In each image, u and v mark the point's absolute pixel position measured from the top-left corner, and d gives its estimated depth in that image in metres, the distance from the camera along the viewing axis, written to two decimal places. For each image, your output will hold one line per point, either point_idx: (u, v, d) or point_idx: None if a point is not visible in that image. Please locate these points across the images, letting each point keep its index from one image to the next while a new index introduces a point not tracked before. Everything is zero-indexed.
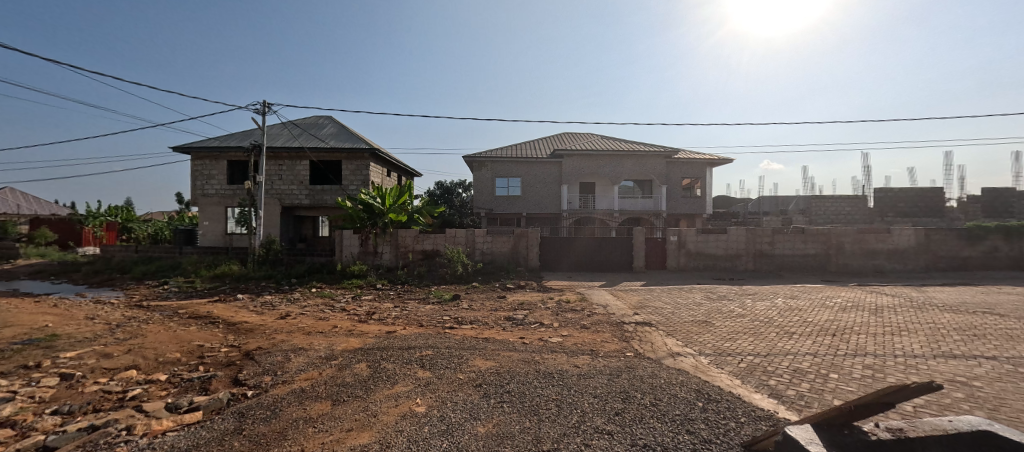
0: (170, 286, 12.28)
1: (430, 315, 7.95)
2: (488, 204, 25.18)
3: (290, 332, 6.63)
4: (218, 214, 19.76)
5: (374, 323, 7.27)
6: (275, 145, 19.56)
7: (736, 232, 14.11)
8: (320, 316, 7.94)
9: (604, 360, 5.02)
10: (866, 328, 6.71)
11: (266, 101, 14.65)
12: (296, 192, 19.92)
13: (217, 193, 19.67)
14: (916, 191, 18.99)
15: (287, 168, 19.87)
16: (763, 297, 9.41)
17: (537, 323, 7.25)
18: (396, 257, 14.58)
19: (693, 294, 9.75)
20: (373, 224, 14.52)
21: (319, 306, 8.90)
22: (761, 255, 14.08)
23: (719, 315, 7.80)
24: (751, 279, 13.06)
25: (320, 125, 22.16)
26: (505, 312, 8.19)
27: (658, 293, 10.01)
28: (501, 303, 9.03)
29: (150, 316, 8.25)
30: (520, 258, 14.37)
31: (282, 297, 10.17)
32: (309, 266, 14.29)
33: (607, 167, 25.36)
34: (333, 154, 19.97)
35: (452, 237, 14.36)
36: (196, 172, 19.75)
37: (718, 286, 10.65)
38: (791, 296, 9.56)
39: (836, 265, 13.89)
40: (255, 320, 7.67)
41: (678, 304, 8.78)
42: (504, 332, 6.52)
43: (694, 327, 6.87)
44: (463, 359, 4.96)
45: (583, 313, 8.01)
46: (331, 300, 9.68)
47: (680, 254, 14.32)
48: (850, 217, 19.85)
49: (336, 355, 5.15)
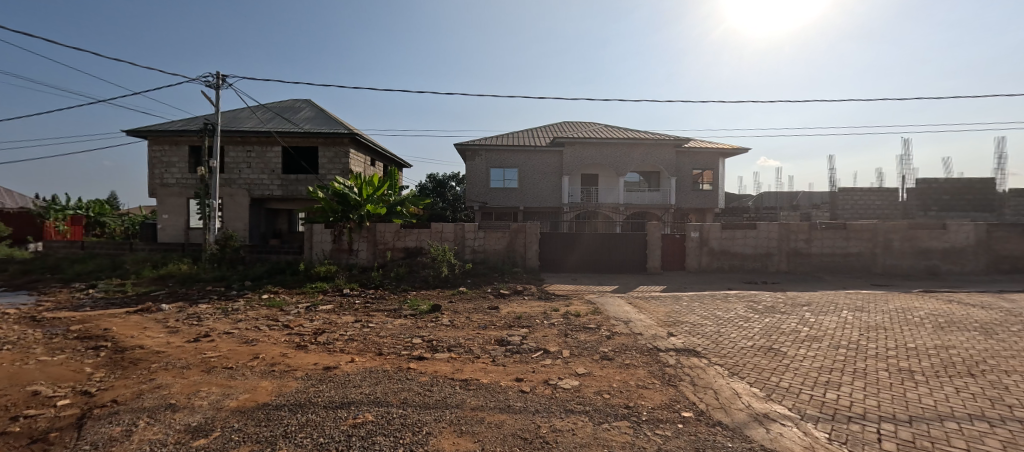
0: (96, 291, 10.20)
1: (396, 336, 5.93)
2: (482, 197, 23.13)
3: (184, 367, 4.59)
4: (178, 207, 17.60)
5: (314, 350, 5.24)
6: (243, 129, 17.47)
7: (767, 228, 12.17)
8: (248, 337, 5.91)
9: (657, 436, 3.02)
10: (1008, 361, 4.73)
11: (220, 72, 12.57)
12: (267, 182, 17.86)
13: (178, 183, 17.56)
14: (963, 181, 17.14)
15: (256, 155, 17.79)
16: (824, 310, 7.44)
17: (540, 350, 5.26)
18: (373, 256, 12.60)
19: (733, 306, 7.78)
20: (346, 218, 12.60)
21: (255, 321, 6.85)
22: (796, 255, 12.16)
23: (785, 336, 5.80)
24: (790, 284, 11.09)
25: (296, 108, 20.05)
26: (497, 331, 6.18)
27: (688, 304, 8.03)
28: (493, 317, 7.02)
29: (23, 336, 6.19)
30: (516, 257, 12.40)
31: (219, 307, 8.11)
32: (272, 266, 12.23)
33: (612, 157, 23.32)
34: (307, 140, 17.88)
35: (437, 233, 12.41)
36: (153, 159, 17.61)
37: (758, 294, 8.72)
38: (858, 308, 7.60)
39: (882, 267, 12.02)
40: (155, 345, 5.64)
41: (720, 320, 6.81)
42: (494, 369, 4.51)
43: (761, 358, 4.86)
44: (421, 436, 2.95)
45: (599, 334, 5.99)
46: (278, 312, 7.65)
47: (701, 252, 12.37)
48: (882, 212, 18.04)
49: (213, 426, 3.12)
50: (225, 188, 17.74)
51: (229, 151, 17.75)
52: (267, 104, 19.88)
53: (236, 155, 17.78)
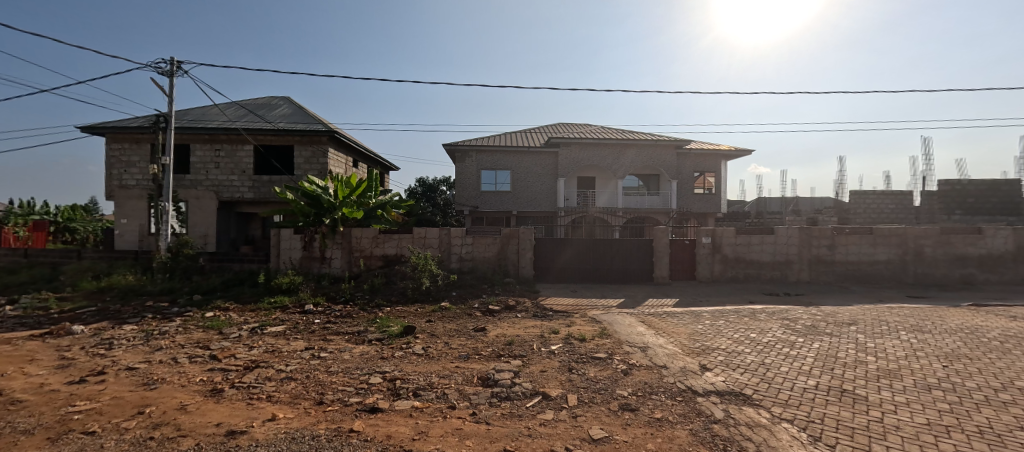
0: (13, 307, 8.66)
1: (348, 373, 4.53)
2: (472, 201, 21.82)
3: (25, 434, 3.16)
4: (137, 211, 16.03)
5: (230, 398, 3.83)
6: (211, 126, 16.02)
7: (787, 232, 10.99)
8: (153, 376, 4.49)
9: None
10: None
11: (174, 58, 11.14)
12: (237, 184, 16.40)
13: (138, 184, 16.02)
14: (985, 183, 16.20)
15: (225, 155, 16.35)
16: (877, 332, 6.18)
17: (537, 395, 3.92)
18: (347, 265, 11.20)
19: (767, 327, 6.46)
20: (318, 222, 11.20)
21: (177, 350, 5.43)
22: (819, 262, 10.98)
23: (853, 371, 4.49)
24: (819, 295, 9.87)
25: (272, 105, 18.64)
26: (482, 363, 4.84)
27: (712, 322, 6.75)
28: (478, 343, 5.65)
29: None
30: (508, 266, 11.11)
31: (145, 330, 6.66)
32: (230, 276, 10.75)
33: (610, 159, 22.17)
34: (282, 138, 16.47)
35: (420, 238, 11.08)
36: (111, 158, 16.07)
37: (791, 310, 7.47)
38: (916, 329, 6.36)
39: (914, 276, 10.90)
40: (20, 389, 4.19)
41: (758, 346, 5.47)
42: (474, 433, 3.14)
43: (839, 410, 3.57)
44: None
45: (613, 368, 4.65)
46: (214, 336, 6.21)
47: (713, 260, 11.13)
48: (894, 216, 17.16)
49: None
50: (191, 190, 16.21)
51: (195, 150, 16.28)
52: (241, 101, 18.45)
53: (203, 154, 16.30)
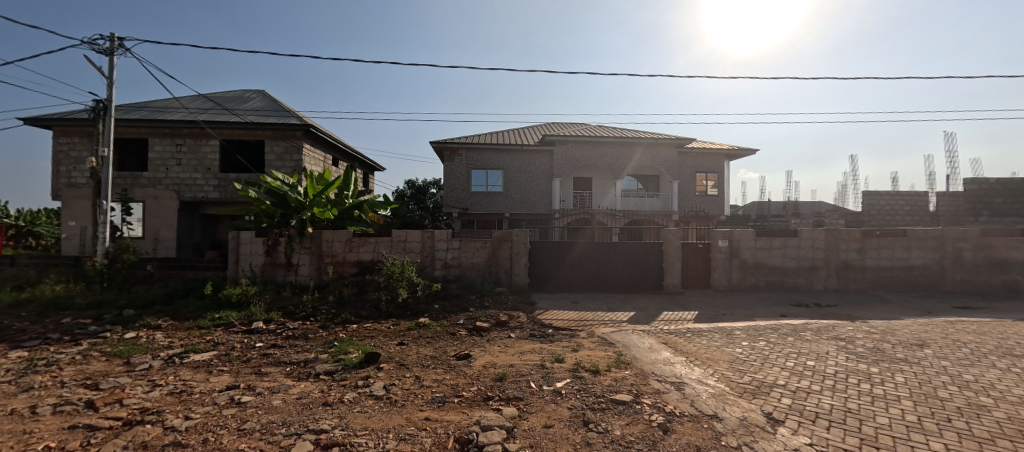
0: None
1: (269, 433, 3.12)
2: (462, 202, 20.46)
3: None
4: (87, 212, 14.42)
5: None
6: (171, 119, 14.48)
7: (811, 235, 9.79)
8: None
9: None
10: None
11: (114, 33, 9.65)
12: (201, 182, 14.87)
13: (87, 182, 14.40)
14: (1010, 181, 15.24)
15: (188, 151, 14.82)
16: (962, 358, 4.92)
17: None
18: (315, 272, 9.75)
19: (822, 351, 5.16)
20: (283, 224, 9.78)
21: (45, 395, 3.96)
22: (847, 269, 9.81)
23: (982, 426, 3.20)
24: (854, 306, 8.67)
25: (244, 98, 17.14)
26: (463, 413, 3.46)
27: (753, 345, 5.46)
28: (460, 378, 4.28)
29: None
30: (500, 273, 9.77)
31: (32, 358, 5.17)
32: (176, 286, 9.25)
33: (607, 158, 20.98)
34: (251, 132, 14.98)
35: (400, 242, 9.69)
36: (58, 154, 14.46)
37: (840, 328, 6.20)
38: (1008, 352, 5.11)
39: (952, 283, 9.79)
40: None
41: (827, 382, 4.17)
42: None
43: None
44: None
45: (646, 421, 3.31)
46: (115, 368, 4.76)
47: (731, 266, 9.90)
48: (911, 218, 16.20)
49: None
50: (148, 190, 14.63)
51: (154, 145, 14.70)
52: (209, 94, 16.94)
53: (163, 149, 14.74)
